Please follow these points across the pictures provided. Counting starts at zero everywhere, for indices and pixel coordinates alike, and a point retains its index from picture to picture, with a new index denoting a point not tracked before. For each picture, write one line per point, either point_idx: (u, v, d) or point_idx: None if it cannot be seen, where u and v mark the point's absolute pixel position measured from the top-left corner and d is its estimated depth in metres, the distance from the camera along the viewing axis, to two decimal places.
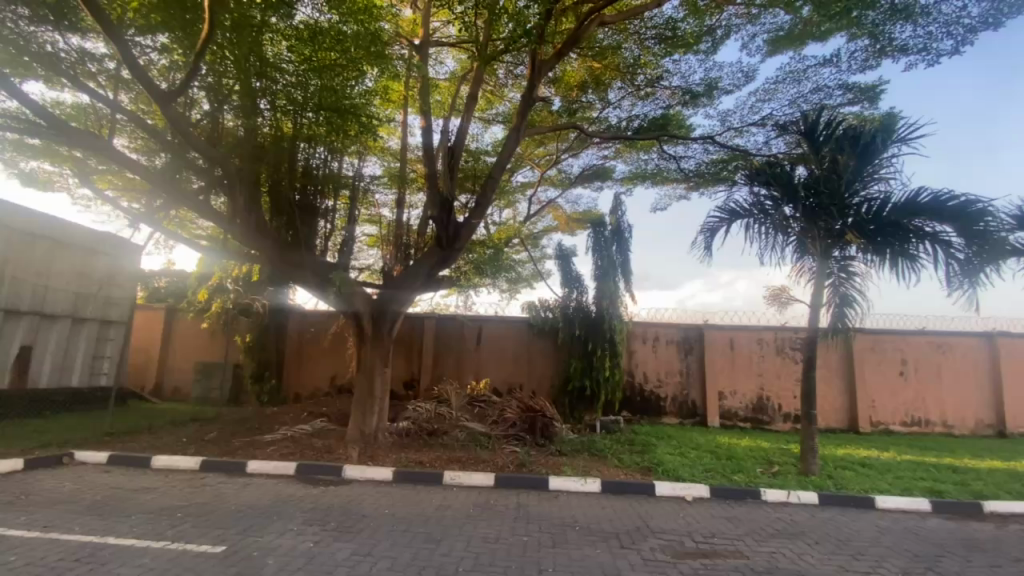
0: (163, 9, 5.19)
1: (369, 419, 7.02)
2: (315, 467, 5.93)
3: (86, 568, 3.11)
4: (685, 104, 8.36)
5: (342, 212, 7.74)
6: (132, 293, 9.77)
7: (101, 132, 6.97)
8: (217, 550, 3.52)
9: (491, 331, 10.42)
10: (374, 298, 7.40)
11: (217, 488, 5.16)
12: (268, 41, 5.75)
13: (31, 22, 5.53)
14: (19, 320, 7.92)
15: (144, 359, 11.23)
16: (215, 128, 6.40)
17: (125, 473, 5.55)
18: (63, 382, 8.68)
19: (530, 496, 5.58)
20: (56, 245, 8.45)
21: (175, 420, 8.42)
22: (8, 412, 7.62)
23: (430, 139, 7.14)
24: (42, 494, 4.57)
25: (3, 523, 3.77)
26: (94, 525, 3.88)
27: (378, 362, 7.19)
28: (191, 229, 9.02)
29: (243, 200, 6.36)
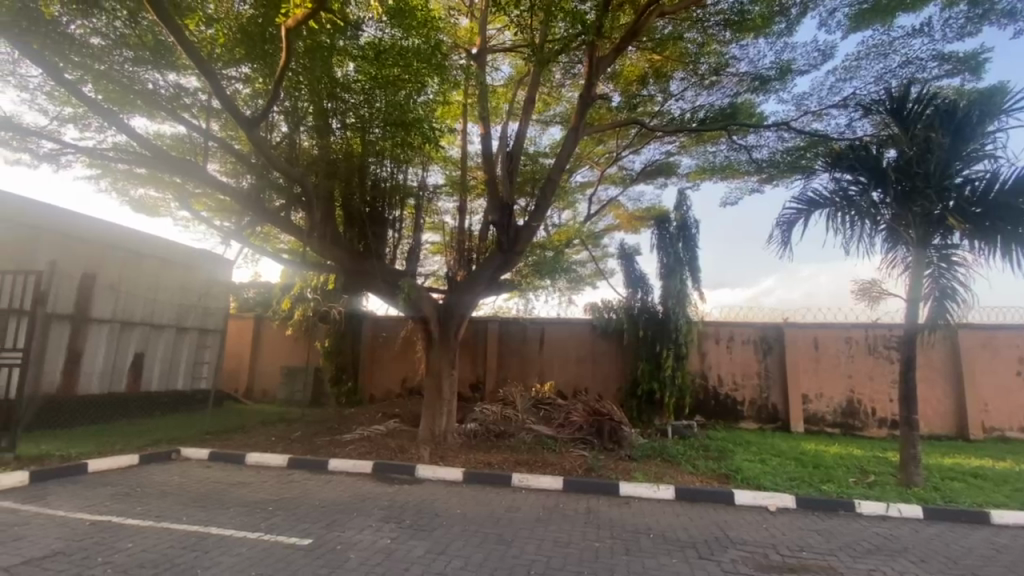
0: (245, 41, 5.69)
1: (438, 421, 7.23)
2: (390, 467, 6.19)
3: (192, 555, 3.44)
4: (755, 90, 7.93)
5: (409, 222, 7.99)
6: (227, 303, 10.59)
7: (197, 157, 7.69)
8: (304, 543, 3.76)
9: (555, 334, 10.38)
10: (440, 303, 7.60)
11: (303, 484, 5.52)
12: (337, 61, 6.04)
13: (134, 64, 6.13)
14: (132, 330, 8.92)
15: (238, 364, 12.25)
16: (292, 149, 6.82)
17: (223, 469, 6.08)
18: (170, 385, 9.67)
19: (600, 500, 5.49)
20: (162, 262, 9.37)
21: (265, 420, 9.13)
22: (123, 413, 8.69)
23: (490, 144, 7.27)
24: (156, 486, 5.11)
25: (125, 512, 4.25)
26: (198, 516, 4.27)
27: (445, 365, 7.38)
28: (275, 242, 9.76)
29: (319, 215, 6.75)
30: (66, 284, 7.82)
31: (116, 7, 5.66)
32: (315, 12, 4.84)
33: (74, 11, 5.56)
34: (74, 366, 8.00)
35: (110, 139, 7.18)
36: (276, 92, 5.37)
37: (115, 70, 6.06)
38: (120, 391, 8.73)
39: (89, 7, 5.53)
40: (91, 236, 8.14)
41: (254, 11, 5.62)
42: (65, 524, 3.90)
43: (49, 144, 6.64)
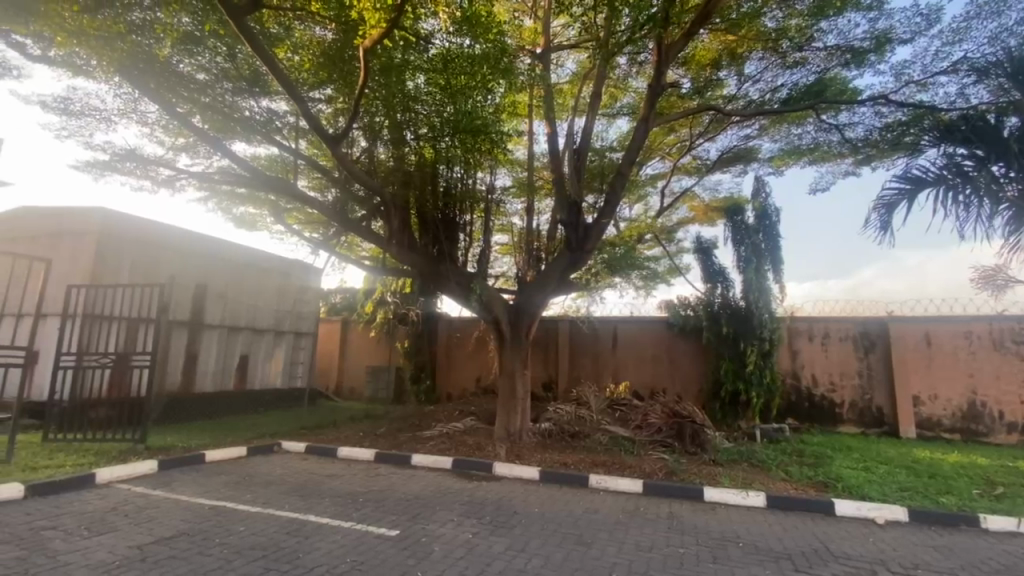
0: (329, 64, 6.15)
1: (513, 420, 7.32)
2: (469, 463, 6.35)
3: (295, 540, 3.75)
4: (846, 65, 7.30)
5: (479, 225, 8.12)
6: (316, 307, 11.59)
7: (288, 175, 8.38)
8: (391, 534, 3.96)
9: (629, 332, 10.15)
10: (511, 303, 7.70)
11: (389, 478, 5.83)
12: (407, 75, 6.21)
13: (234, 93, 6.84)
14: (238, 334, 9.87)
15: (327, 363, 13.16)
16: (371, 161, 7.25)
17: (318, 461, 6.56)
18: (270, 384, 10.55)
19: (683, 505, 5.29)
20: (261, 271, 10.37)
21: (353, 416, 9.74)
22: (231, 409, 9.59)
23: (557, 143, 7.25)
24: (262, 476, 5.63)
25: (237, 499, 4.72)
26: (297, 504, 4.64)
27: (518, 364, 7.46)
28: (358, 250, 10.39)
29: (397, 222, 7.09)
30: (184, 295, 8.81)
31: (217, 46, 6.26)
32: (389, 29, 5.10)
33: (186, 54, 6.22)
34: (192, 367, 8.97)
35: (215, 163, 8.00)
36: (356, 109, 5.70)
37: (217, 100, 6.72)
38: (229, 389, 9.66)
39: (195, 46, 6.14)
40: (202, 251, 9.12)
41: (333, 37, 6.00)
42: (189, 508, 4.40)
43: (166, 171, 7.51)
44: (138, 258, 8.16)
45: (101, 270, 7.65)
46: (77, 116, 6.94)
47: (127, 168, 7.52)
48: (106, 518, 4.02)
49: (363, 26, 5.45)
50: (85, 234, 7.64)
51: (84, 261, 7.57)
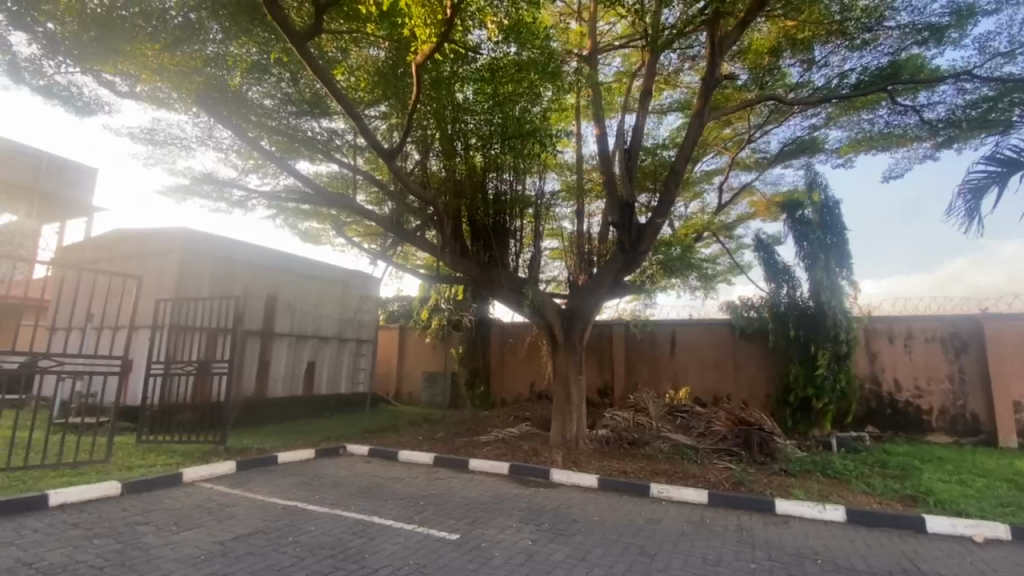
0: (383, 83, 6.36)
1: (570, 426, 7.25)
2: (526, 469, 6.35)
3: (361, 540, 3.89)
4: (922, 43, 6.77)
5: (529, 230, 8.14)
6: (376, 316, 12.03)
7: (348, 191, 8.80)
8: (452, 537, 4.02)
9: (688, 335, 9.83)
10: (564, 307, 7.66)
11: (448, 482, 5.93)
12: (455, 87, 6.31)
13: (297, 116, 7.28)
14: (306, 343, 10.39)
15: (387, 370, 13.59)
16: (424, 174, 7.42)
17: (381, 464, 6.79)
18: (335, 389, 11.03)
19: (752, 518, 5.03)
20: (325, 283, 10.90)
21: (413, 421, 10.00)
22: (299, 413, 10.10)
23: (606, 144, 7.16)
24: (329, 478, 5.89)
25: (307, 499, 4.97)
26: (363, 506, 4.82)
27: (573, 370, 7.39)
28: (414, 259, 10.71)
29: (450, 231, 7.26)
30: (256, 304, 9.42)
31: (283, 74, 6.72)
32: (440, 44, 5.27)
33: (254, 81, 6.65)
34: (265, 374, 9.54)
35: (283, 182, 8.56)
36: (410, 124, 5.89)
37: (283, 123, 7.23)
38: (298, 394, 10.18)
39: (262, 74, 6.56)
40: (271, 264, 9.71)
41: (386, 55, 6.20)
42: (265, 507, 4.68)
43: (239, 192, 8.08)
44: (215, 271, 8.81)
45: (184, 283, 8.31)
46: (162, 144, 7.60)
47: (205, 191, 8.16)
48: (192, 515, 4.34)
49: (414, 41, 5.62)
50: (170, 250, 8.34)
51: (169, 276, 8.25)
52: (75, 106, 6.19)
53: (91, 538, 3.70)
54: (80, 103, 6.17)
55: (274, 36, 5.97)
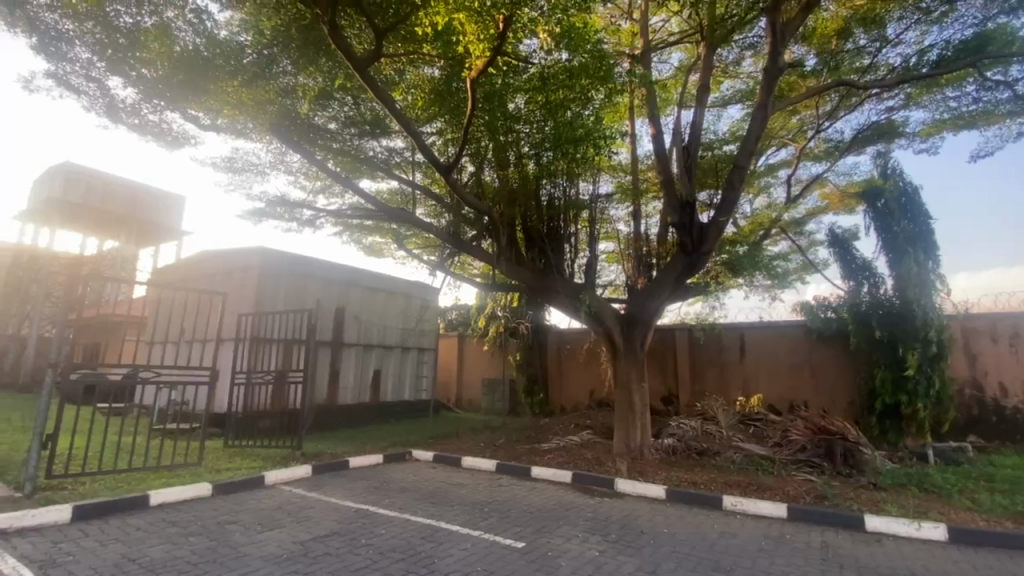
0: (439, 100, 6.53)
1: (633, 435, 7.06)
2: (589, 478, 6.26)
3: (430, 545, 3.99)
4: (1012, 11, 6.17)
5: (584, 235, 8.11)
6: (435, 325, 12.38)
7: (408, 206, 9.15)
8: (518, 545, 4.03)
9: (758, 339, 9.35)
10: (623, 312, 7.51)
11: (512, 489, 5.95)
12: (508, 97, 6.40)
13: (359, 137, 7.64)
14: (372, 352, 10.83)
15: (447, 377, 13.90)
16: (479, 185, 7.55)
17: (445, 470, 6.93)
18: (400, 396, 11.40)
19: (838, 535, 4.67)
20: (388, 294, 11.34)
21: (474, 427, 10.14)
22: (367, 420, 10.51)
23: (662, 143, 6.99)
24: (397, 483, 6.08)
25: (377, 503, 5.16)
26: (430, 511, 4.93)
27: (634, 377, 7.22)
28: (470, 268, 10.95)
29: (505, 240, 7.35)
30: (326, 316, 9.95)
31: (346, 99, 7.09)
32: (493, 58, 5.39)
33: (319, 107, 7.06)
34: (336, 382, 10.02)
35: (347, 201, 9.03)
36: (465, 137, 6.04)
37: (345, 144, 7.60)
38: (366, 401, 10.61)
39: (327, 100, 6.98)
40: (339, 278, 10.25)
41: (440, 73, 6.38)
42: (339, 510, 4.90)
43: (309, 212, 8.59)
44: (289, 285, 9.39)
45: (262, 297, 8.93)
46: (240, 171, 8.23)
47: (277, 213, 8.74)
48: (274, 516, 4.63)
49: (468, 57, 5.73)
50: (249, 268, 8.98)
51: (249, 291, 8.89)
52: (165, 140, 6.84)
53: (186, 536, 4.03)
54: (169, 137, 6.82)
55: (338, 64, 6.35)
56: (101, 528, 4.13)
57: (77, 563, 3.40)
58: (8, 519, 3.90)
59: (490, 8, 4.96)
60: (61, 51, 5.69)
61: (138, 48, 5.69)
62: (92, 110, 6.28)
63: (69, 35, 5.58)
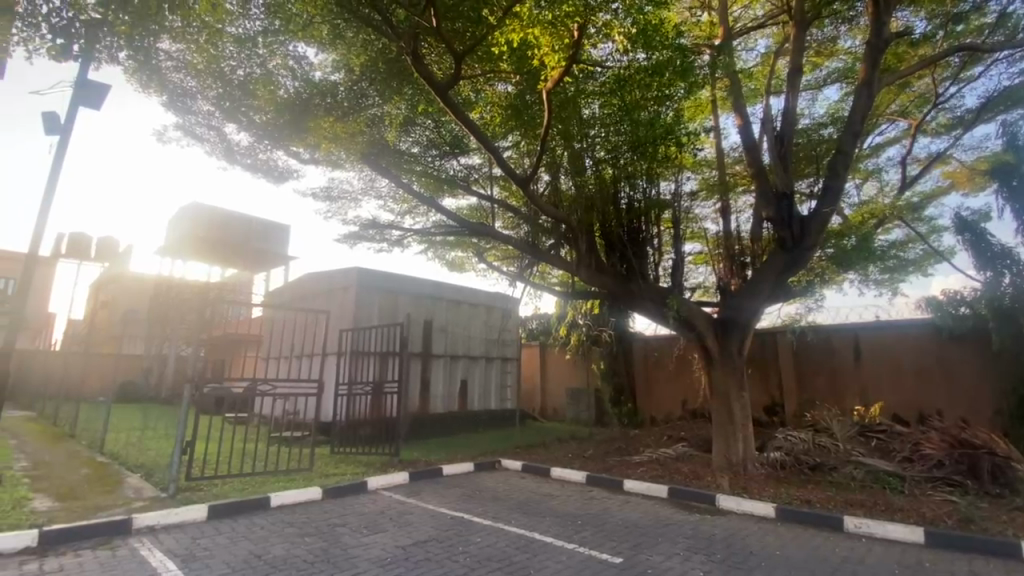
0: (514, 116, 6.65)
1: (735, 447, 6.59)
2: (687, 494, 5.93)
3: (525, 555, 3.99)
4: None
5: (668, 235, 7.83)
6: (517, 335, 12.54)
7: (487, 220, 9.39)
8: (614, 560, 3.91)
9: (876, 340, 8.40)
10: (716, 316, 7.10)
11: (604, 502, 5.81)
12: (582, 102, 6.36)
13: (441, 157, 7.97)
14: (459, 362, 11.17)
15: (532, 387, 13.96)
16: (556, 194, 7.51)
17: (534, 480, 6.93)
18: (486, 405, 11.61)
19: (993, 565, 4.01)
20: (471, 306, 11.69)
21: (561, 437, 10.05)
22: (458, 429, 10.82)
23: (750, 133, 6.59)
24: (488, 491, 6.18)
25: (471, 511, 5.28)
26: (523, 521, 4.94)
27: (732, 385, 6.77)
28: (548, 277, 10.96)
29: (585, 246, 7.22)
30: (416, 330, 10.44)
31: (427, 122, 7.49)
32: (569, 67, 5.41)
33: (404, 133, 7.52)
34: (427, 392, 10.43)
35: (431, 219, 9.47)
36: (542, 149, 6.06)
37: (427, 166, 7.89)
38: (455, 411, 10.92)
39: (411, 125, 7.39)
40: (426, 293, 10.75)
41: (516, 88, 6.49)
42: (436, 516, 5.08)
43: (397, 232, 9.09)
44: (382, 302, 9.99)
45: (360, 313, 9.59)
46: (336, 199, 8.94)
47: (370, 235, 9.37)
48: (377, 520, 4.90)
49: (544, 69, 5.80)
50: (347, 287, 9.69)
51: (348, 308, 9.58)
52: (273, 176, 7.65)
53: (302, 536, 4.38)
54: (274, 173, 7.61)
55: (419, 91, 6.68)
56: (232, 526, 4.62)
57: (213, 558, 3.83)
58: (157, 517, 4.49)
59: (562, 19, 5.01)
60: (187, 105, 6.53)
61: (248, 97, 6.46)
62: (212, 154, 7.14)
63: (192, 91, 6.38)
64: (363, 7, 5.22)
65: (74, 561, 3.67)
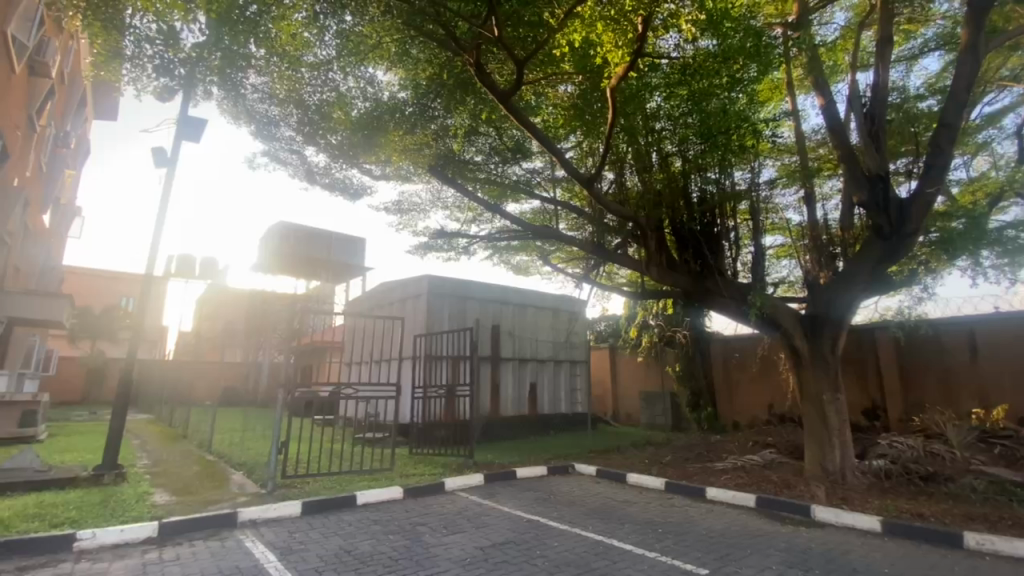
0: (576, 116, 6.59)
1: (832, 455, 6.07)
2: (778, 503, 5.53)
3: (605, 562, 3.92)
4: None
5: (748, 227, 7.50)
6: (585, 337, 12.42)
7: (550, 223, 9.36)
8: (700, 572, 3.74)
9: (996, 335, 7.44)
10: (805, 312, 6.60)
11: (686, 510, 5.57)
12: (647, 95, 6.20)
13: (505, 163, 8.03)
14: (528, 366, 11.22)
15: (603, 390, 13.73)
16: (622, 191, 7.34)
17: (610, 486, 6.79)
18: (557, 408, 11.56)
19: None
20: (538, 309, 11.73)
21: (636, 442, 9.78)
22: (530, 433, 10.86)
23: (835, 113, 6.11)
24: (563, 496, 6.14)
25: (547, 515, 5.27)
26: (600, 527, 4.86)
27: (827, 388, 6.26)
28: (616, 277, 10.74)
29: (655, 244, 6.96)
30: (485, 334, 10.63)
31: (489, 131, 7.54)
32: (634, 62, 5.25)
33: (468, 143, 7.67)
34: (498, 395, 10.56)
35: (496, 225, 9.61)
36: (607, 148, 5.90)
37: (490, 173, 8.01)
38: (526, 414, 10.96)
39: (474, 135, 7.54)
40: (494, 298, 10.93)
41: (578, 89, 6.42)
42: (512, 519, 5.12)
43: (464, 240, 9.30)
44: (452, 308, 10.26)
45: (431, 320, 9.90)
46: (406, 212, 9.33)
47: (439, 244, 9.67)
48: (456, 520, 5.02)
49: (607, 67, 5.70)
50: (419, 294, 10.06)
51: (421, 314, 9.94)
52: (349, 193, 8.14)
53: (387, 534, 4.58)
54: (350, 190, 8.09)
55: (482, 101, 6.77)
56: (323, 522, 4.94)
57: (308, 552, 4.10)
58: (259, 511, 4.90)
59: (626, 13, 4.94)
60: (272, 133, 7.12)
61: (326, 120, 6.96)
62: (295, 176, 7.76)
63: (276, 118, 6.91)
64: (427, 23, 5.38)
65: (189, 551, 4.07)
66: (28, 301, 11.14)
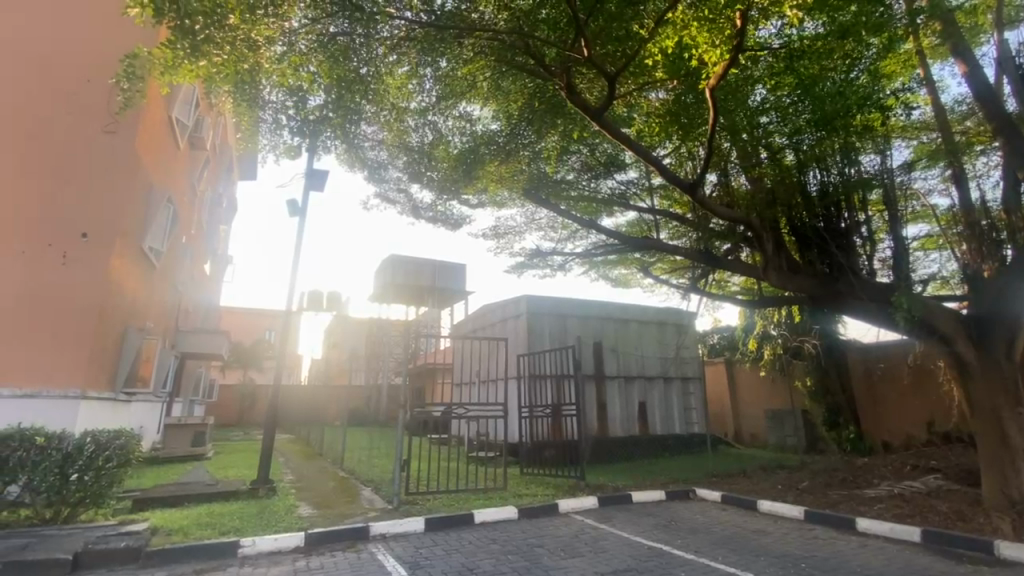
0: (671, 119, 6.29)
1: (1017, 481, 5.02)
2: (950, 539, 4.67)
3: None
4: None
5: (880, 220, 6.85)
6: (697, 351, 11.71)
7: (650, 233, 9.07)
8: None
9: None
10: (969, 313, 5.59)
11: (833, 544, 4.91)
12: (750, 88, 5.87)
13: (598, 178, 7.95)
14: (635, 383, 10.82)
15: (722, 409, 12.79)
16: (728, 193, 6.94)
17: (738, 513, 6.23)
18: (671, 428, 10.97)
19: None
20: (641, 323, 11.34)
21: (764, 466, 8.91)
22: (643, 454, 10.41)
23: (977, 78, 5.36)
24: (686, 522, 5.75)
25: (670, 542, 4.97)
26: (731, 558, 4.46)
27: (1004, 401, 5.24)
28: (728, 285, 10.02)
29: (771, 248, 6.38)
30: (589, 352, 10.48)
31: (582, 148, 7.53)
32: (735, 58, 4.87)
33: (561, 163, 7.73)
34: (606, 414, 10.30)
35: (592, 241, 9.49)
36: (710, 152, 5.52)
37: (583, 190, 7.92)
38: (637, 434, 10.55)
39: (565, 156, 7.59)
40: (596, 315, 10.80)
41: (674, 93, 6.15)
42: (632, 545, 4.90)
43: (559, 257, 9.34)
44: (553, 326, 10.30)
45: (534, 339, 10.01)
46: (503, 235, 9.62)
47: (535, 263, 9.78)
48: (573, 543, 4.93)
49: (704, 69, 5.37)
50: (520, 315, 10.25)
51: (522, 334, 10.09)
52: (450, 223, 8.65)
53: (506, 553, 4.63)
54: (450, 221, 8.60)
55: (574, 121, 6.78)
56: (445, 538, 5.13)
57: (433, 567, 4.27)
58: (387, 526, 5.23)
59: (722, 10, 4.69)
60: (382, 175, 7.86)
61: (428, 158, 7.57)
62: (403, 214, 8.44)
63: (384, 162, 7.62)
64: (518, 56, 5.60)
65: (330, 561, 4.45)
66: (195, 338, 13.20)
